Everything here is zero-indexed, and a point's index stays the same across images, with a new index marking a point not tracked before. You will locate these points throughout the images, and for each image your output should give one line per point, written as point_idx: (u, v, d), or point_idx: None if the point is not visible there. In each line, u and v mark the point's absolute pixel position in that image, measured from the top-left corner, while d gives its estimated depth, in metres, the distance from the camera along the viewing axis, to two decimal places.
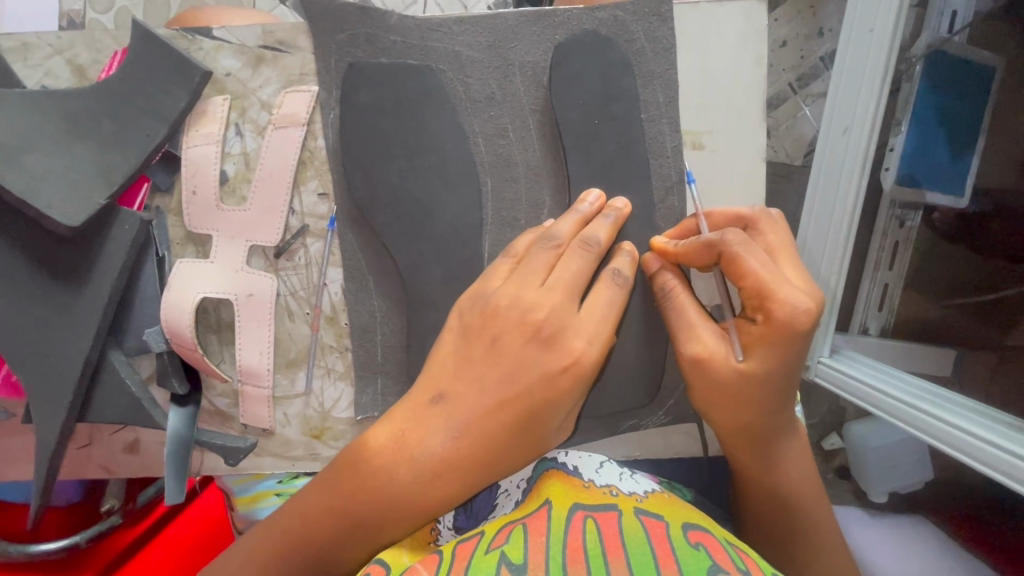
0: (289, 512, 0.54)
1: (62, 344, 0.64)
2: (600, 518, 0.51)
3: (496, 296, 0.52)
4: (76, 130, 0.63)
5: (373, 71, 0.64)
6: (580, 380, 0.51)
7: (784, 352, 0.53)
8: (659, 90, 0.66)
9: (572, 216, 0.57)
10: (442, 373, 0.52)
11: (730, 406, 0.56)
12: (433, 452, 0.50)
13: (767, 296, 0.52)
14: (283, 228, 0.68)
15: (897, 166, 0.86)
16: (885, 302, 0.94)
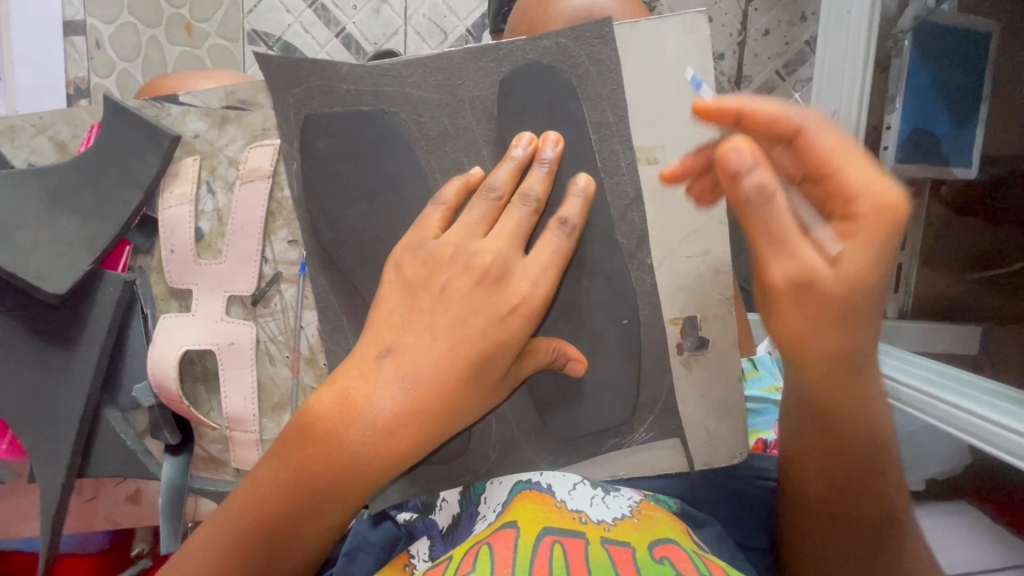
0: (252, 494, 0.55)
1: (58, 406, 0.68)
2: (568, 544, 0.54)
3: (440, 246, 0.58)
4: (60, 202, 0.67)
5: (330, 121, 0.67)
6: (529, 318, 0.56)
7: (890, 238, 0.43)
8: (608, 110, 0.67)
9: (508, 164, 0.60)
10: (390, 328, 0.55)
11: (833, 325, 0.45)
12: (383, 407, 0.52)
13: (844, 198, 0.44)
14: (257, 277, 0.71)
15: (895, 142, 0.97)
16: (901, 283, 1.03)
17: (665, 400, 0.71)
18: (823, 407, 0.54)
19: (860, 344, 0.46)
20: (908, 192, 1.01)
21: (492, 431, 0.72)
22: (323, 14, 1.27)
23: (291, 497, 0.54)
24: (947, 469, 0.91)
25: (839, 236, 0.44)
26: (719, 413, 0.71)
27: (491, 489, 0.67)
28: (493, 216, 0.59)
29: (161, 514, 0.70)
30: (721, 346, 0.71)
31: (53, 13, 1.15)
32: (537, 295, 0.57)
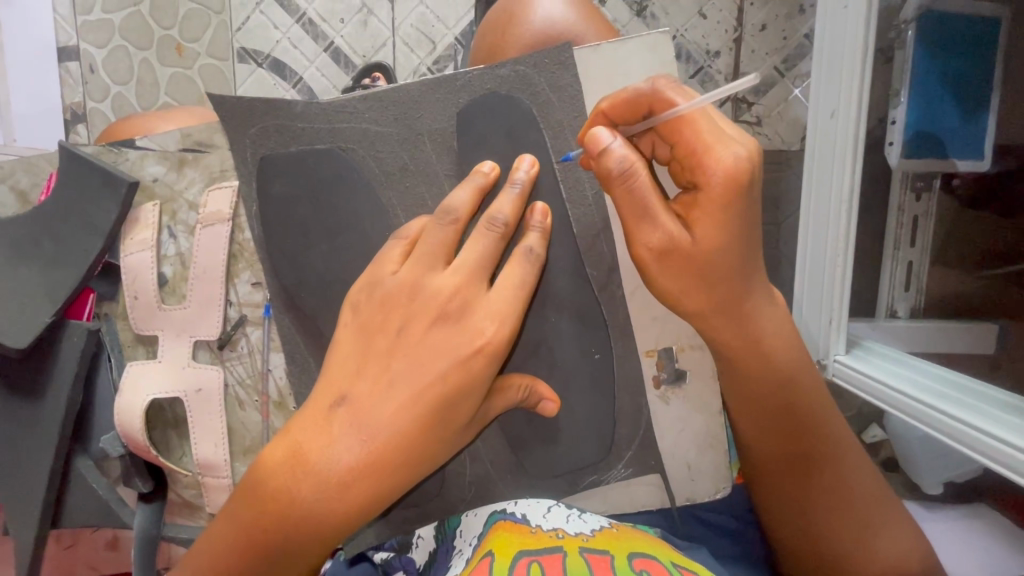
0: (203, 555, 0.51)
1: (30, 457, 0.68)
2: (545, 561, 0.51)
3: (396, 284, 0.52)
4: (21, 254, 0.67)
5: (285, 162, 0.65)
6: (493, 359, 0.50)
7: (734, 208, 0.51)
8: (572, 137, 0.64)
9: (468, 185, 0.56)
10: (344, 375, 0.50)
11: (701, 285, 0.54)
12: (338, 462, 0.47)
13: (701, 158, 0.51)
14: (222, 321, 0.69)
15: (902, 138, 0.84)
16: (912, 281, 0.91)
17: (643, 435, 0.68)
18: (753, 402, 0.63)
19: (746, 329, 0.58)
20: (916, 184, 0.88)
21: (465, 471, 0.69)
22: (308, 26, 1.18)
23: (246, 560, 0.49)
24: (965, 474, 0.84)
25: (697, 218, 0.52)
26: (700, 446, 0.69)
27: (468, 521, 0.64)
28: (450, 244, 0.53)
29: (133, 563, 0.70)
30: (699, 377, 0.68)
31: (44, 37, 1.05)
32: (502, 332, 0.50)
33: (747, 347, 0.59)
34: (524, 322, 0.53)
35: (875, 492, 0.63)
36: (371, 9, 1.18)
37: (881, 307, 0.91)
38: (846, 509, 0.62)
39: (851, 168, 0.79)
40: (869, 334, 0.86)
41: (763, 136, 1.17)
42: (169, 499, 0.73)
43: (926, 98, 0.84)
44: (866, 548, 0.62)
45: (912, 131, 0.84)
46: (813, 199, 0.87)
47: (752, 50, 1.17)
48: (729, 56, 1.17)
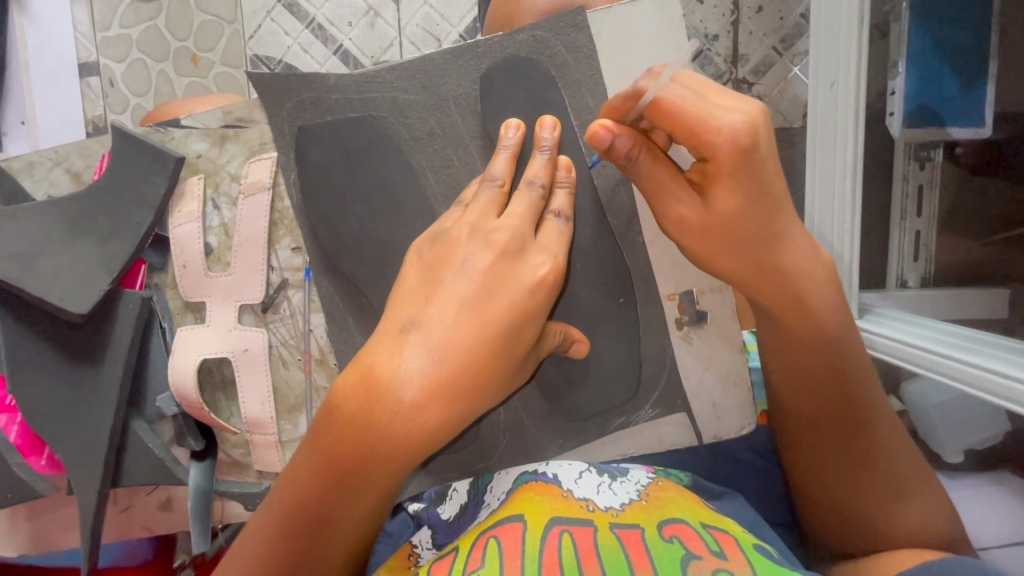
0: (285, 486, 0.53)
1: (90, 419, 0.72)
2: (576, 533, 0.55)
3: (456, 229, 0.56)
4: (76, 229, 0.71)
5: (322, 131, 0.70)
6: (551, 291, 0.54)
7: (744, 169, 0.55)
8: (588, 95, 0.68)
9: (503, 154, 0.62)
10: (410, 304, 0.51)
11: (728, 247, 0.59)
12: (411, 382, 0.48)
13: (703, 133, 0.54)
14: (265, 285, 0.74)
15: (902, 108, 0.91)
16: (920, 250, 0.98)
17: (668, 375, 0.71)
18: (790, 355, 0.66)
19: (784, 285, 0.60)
20: (919, 153, 0.95)
21: (501, 418, 0.73)
22: (320, 33, 1.24)
23: (322, 489, 0.51)
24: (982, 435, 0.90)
25: (714, 185, 0.57)
26: (724, 384, 0.72)
27: (499, 478, 0.66)
28: (500, 201, 0.59)
29: (191, 518, 0.74)
30: (720, 317, 0.71)
31: (67, 55, 1.11)
32: (556, 266, 0.54)
33: (781, 294, 0.61)
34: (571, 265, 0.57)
35: (903, 441, 0.66)
36: (378, 12, 1.23)
37: (891, 277, 0.97)
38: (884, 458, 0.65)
39: (852, 131, 0.84)
40: (881, 303, 0.90)
41: (763, 113, 1.21)
42: (219, 458, 0.77)
43: (925, 68, 0.90)
44: (900, 496, 0.64)
45: (912, 101, 0.90)
46: (820, 162, 0.92)
47: (750, 32, 1.21)
48: (728, 40, 1.21)
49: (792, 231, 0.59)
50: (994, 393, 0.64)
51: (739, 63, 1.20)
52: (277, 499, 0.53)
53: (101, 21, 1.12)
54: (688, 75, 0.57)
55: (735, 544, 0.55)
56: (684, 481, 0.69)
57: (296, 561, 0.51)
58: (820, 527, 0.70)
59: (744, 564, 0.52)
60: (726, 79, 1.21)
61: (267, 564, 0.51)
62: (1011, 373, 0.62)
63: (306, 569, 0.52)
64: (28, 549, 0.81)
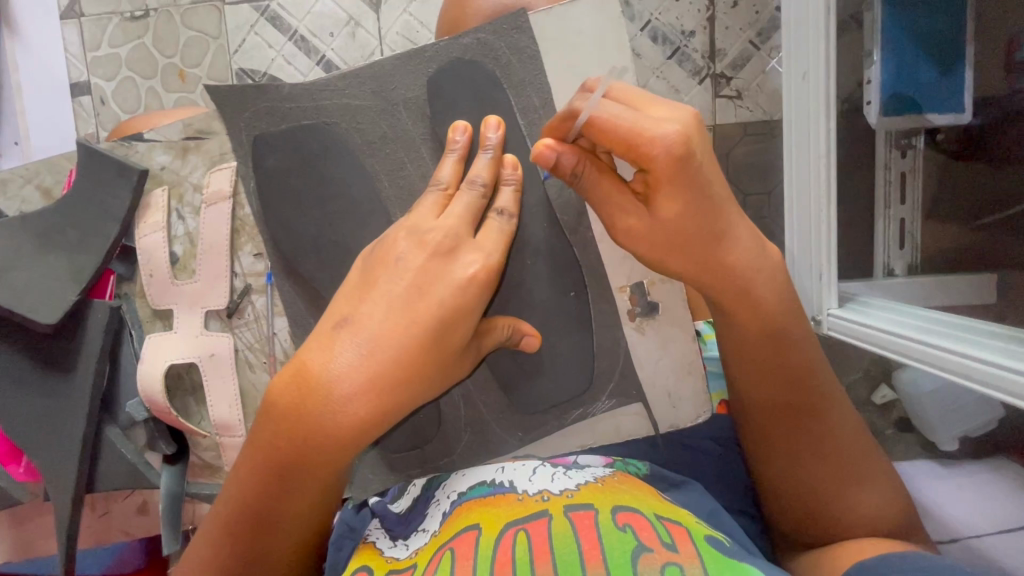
0: (235, 479, 0.56)
1: (63, 426, 0.74)
2: (532, 529, 0.53)
3: (395, 229, 0.58)
4: (46, 243, 0.74)
5: (276, 138, 0.72)
6: (483, 287, 0.57)
7: (684, 177, 0.55)
8: (533, 94, 0.70)
9: (451, 159, 0.63)
10: (347, 302, 0.55)
11: (677, 251, 0.59)
12: (342, 375, 0.51)
13: (639, 145, 0.54)
14: (229, 291, 0.76)
15: (879, 97, 0.89)
16: (906, 239, 0.99)
17: (622, 366, 0.73)
18: (738, 347, 0.65)
19: (724, 279, 0.60)
20: (900, 141, 0.96)
21: (461, 413, 0.74)
22: (301, 44, 1.15)
23: (265, 483, 0.54)
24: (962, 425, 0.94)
25: (657, 195, 0.57)
26: (678, 373, 0.74)
27: (453, 478, 0.67)
28: (442, 203, 0.60)
29: (163, 520, 0.76)
30: (669, 307, 0.73)
31: (58, 74, 1.12)
32: (488, 264, 0.57)
33: (722, 284, 0.60)
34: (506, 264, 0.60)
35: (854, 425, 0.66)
36: (359, 20, 1.14)
37: (878, 267, 0.98)
38: (830, 446, 0.64)
39: (826, 124, 0.83)
40: (865, 292, 0.90)
41: (744, 109, 1.17)
42: (191, 462, 0.79)
43: (898, 56, 0.88)
44: (849, 484, 0.64)
45: (887, 89, 0.89)
46: (795, 154, 0.91)
47: (726, 28, 1.16)
48: (705, 36, 1.16)
49: (731, 228, 0.59)
50: (965, 376, 0.62)
51: (716, 59, 1.15)
52: (227, 494, 0.57)
53: (91, 41, 1.13)
54: (623, 90, 0.57)
55: (687, 535, 0.52)
56: (642, 470, 0.69)
57: (247, 550, 0.55)
58: (774, 518, 0.71)
59: (694, 557, 0.49)
60: (703, 76, 1.16)
61: (220, 554, 0.56)
62: (986, 357, 0.60)
63: (257, 557, 0.56)
64: (12, 557, 0.83)
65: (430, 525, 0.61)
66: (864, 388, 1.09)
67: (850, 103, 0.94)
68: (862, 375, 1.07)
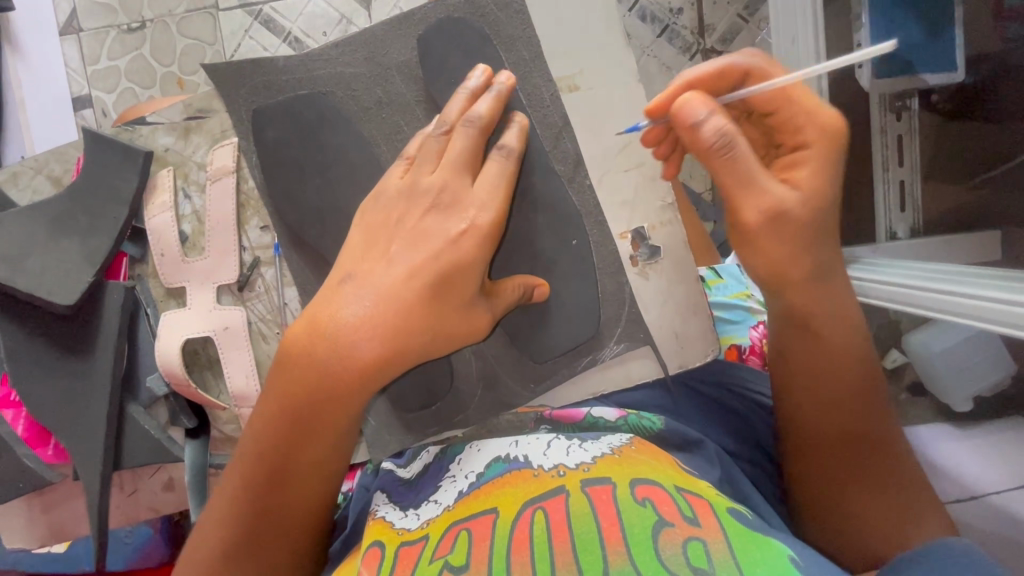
0: (249, 434, 0.59)
1: (88, 405, 0.76)
2: (549, 506, 0.53)
3: (396, 185, 0.60)
4: (60, 229, 0.76)
5: (274, 111, 0.73)
6: (479, 239, 0.57)
7: (834, 158, 0.58)
8: (522, 49, 0.72)
9: (462, 95, 0.62)
10: (352, 260, 0.58)
11: (801, 236, 0.55)
12: (347, 322, 0.55)
13: (799, 126, 0.58)
14: (239, 265, 0.78)
15: (868, 60, 0.83)
16: (907, 200, 0.93)
17: (628, 312, 0.74)
18: (814, 352, 0.62)
19: (825, 279, 0.58)
20: (894, 104, 0.90)
21: (473, 369, 0.76)
22: (296, 45, 1.14)
23: (278, 436, 0.57)
24: (996, 386, 0.91)
25: (804, 169, 0.57)
26: (684, 313, 0.76)
27: (468, 452, 0.65)
28: (443, 150, 0.61)
29: (189, 490, 0.78)
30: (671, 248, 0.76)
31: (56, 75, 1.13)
32: (484, 215, 0.58)
33: (819, 283, 0.59)
34: (508, 212, 0.60)
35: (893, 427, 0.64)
36: (350, 18, 1.13)
37: (880, 231, 0.94)
38: (871, 447, 0.62)
39: None
40: (870, 254, 0.87)
41: None
42: (211, 436, 0.81)
43: (888, 17, 0.81)
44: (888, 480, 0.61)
45: (877, 54, 0.82)
46: None
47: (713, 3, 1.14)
48: (692, 12, 1.15)
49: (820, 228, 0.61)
50: (982, 318, 0.59)
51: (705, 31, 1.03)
52: (242, 450, 0.59)
53: (91, 56, 1.13)
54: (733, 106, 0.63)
55: (710, 509, 0.51)
56: (655, 427, 0.68)
57: (261, 503, 0.57)
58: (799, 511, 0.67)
59: (718, 531, 0.49)
60: (694, 52, 1.15)
61: (235, 510, 0.58)
62: (984, 295, 0.59)
63: (269, 515, 0.58)
64: (44, 541, 0.85)
65: (443, 499, 0.60)
66: (873, 354, 1.02)
67: (840, 68, 0.89)
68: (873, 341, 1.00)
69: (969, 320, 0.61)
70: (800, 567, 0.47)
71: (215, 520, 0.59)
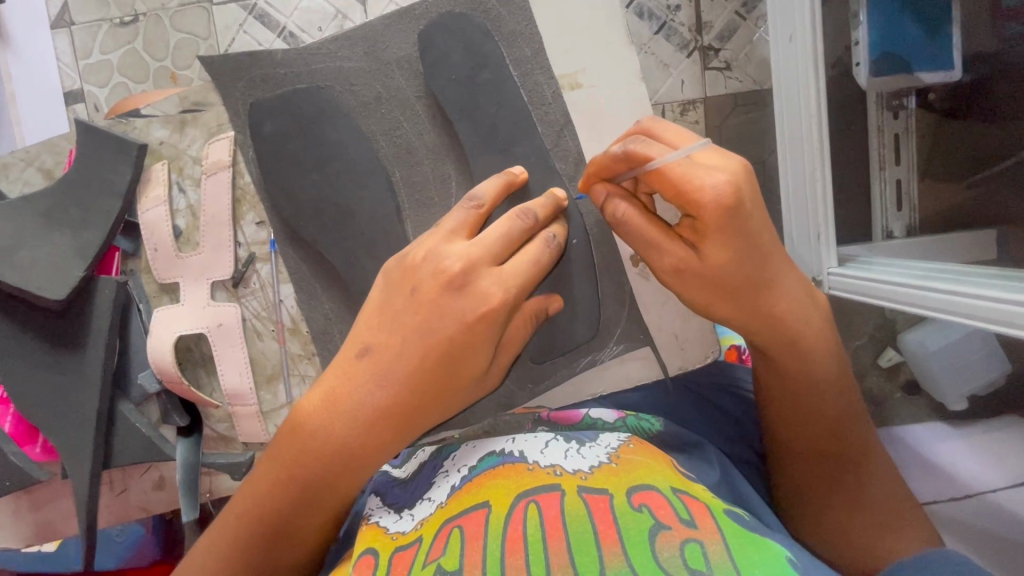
0: (256, 492, 0.60)
1: (78, 402, 0.75)
2: (543, 501, 0.51)
3: (415, 251, 0.59)
4: (51, 222, 0.74)
5: (271, 104, 0.72)
6: (495, 324, 0.57)
7: (733, 227, 0.53)
8: (524, 45, 0.71)
9: (498, 178, 0.63)
10: (368, 330, 0.59)
11: (724, 296, 0.56)
12: (367, 401, 0.57)
13: (687, 193, 0.53)
14: (234, 260, 0.76)
15: (867, 57, 0.81)
16: (903, 199, 0.91)
17: (629, 312, 0.75)
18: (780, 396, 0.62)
19: (779, 329, 0.57)
20: (892, 103, 0.90)
21: None
22: (291, 42, 1.01)
23: (287, 497, 0.58)
24: (989, 384, 0.90)
25: (704, 240, 0.54)
26: (684, 316, 0.77)
27: (464, 449, 0.65)
28: (473, 224, 0.60)
29: (180, 490, 0.77)
30: None
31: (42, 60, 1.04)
32: (506, 298, 0.57)
33: (772, 331, 0.57)
34: (525, 296, 0.59)
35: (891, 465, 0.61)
36: (346, 15, 1.01)
37: (876, 231, 0.91)
38: (859, 480, 0.60)
39: (814, 83, 0.78)
40: (866, 253, 0.84)
41: (734, 79, 1.01)
42: (204, 434, 0.80)
43: (886, 15, 0.80)
44: (880, 517, 0.58)
45: (876, 50, 0.81)
46: (786, 114, 0.86)
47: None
48: (691, 8, 0.99)
49: (782, 274, 0.56)
50: (963, 315, 0.60)
51: (704, 29, 0.98)
52: (245, 507, 0.60)
53: (83, 49, 1.03)
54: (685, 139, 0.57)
55: (706, 511, 0.51)
56: (655, 428, 0.66)
57: (259, 563, 0.58)
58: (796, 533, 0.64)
59: (715, 532, 0.48)
60: (691, 49, 1.00)
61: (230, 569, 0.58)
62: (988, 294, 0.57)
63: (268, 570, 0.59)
64: (32, 540, 0.83)
65: (436, 495, 0.59)
66: (869, 352, 1.01)
67: (840, 67, 0.86)
68: (868, 340, 1.00)
69: (970, 319, 0.59)
70: (801, 569, 0.46)
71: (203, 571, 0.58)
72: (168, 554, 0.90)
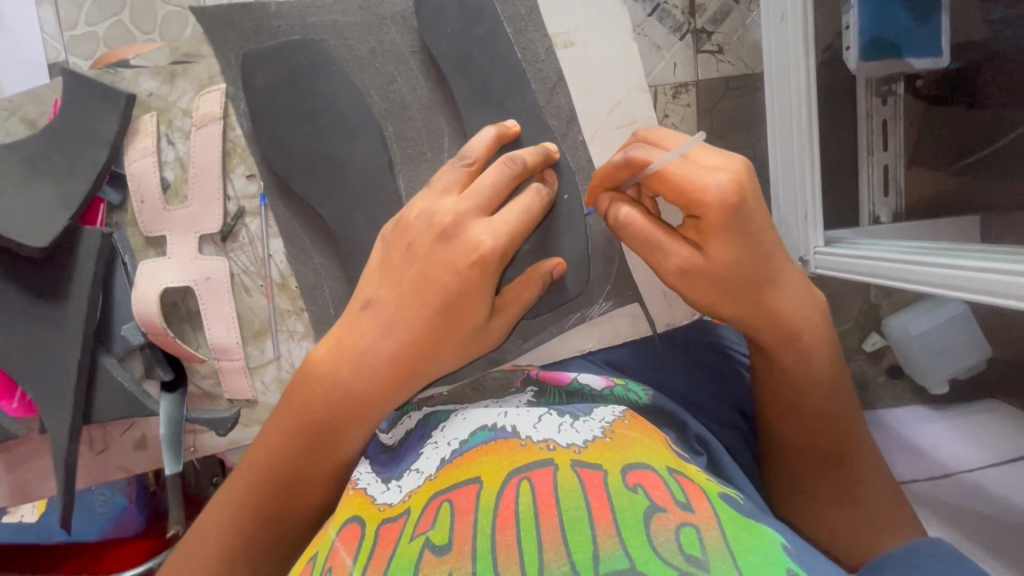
0: (263, 447, 0.61)
1: (58, 354, 0.73)
2: (535, 478, 0.49)
3: (412, 208, 0.61)
4: (34, 170, 0.73)
5: (265, 55, 0.72)
6: (486, 269, 0.58)
7: (736, 225, 0.54)
8: (518, 3, 0.73)
9: (487, 136, 0.64)
10: (370, 284, 0.61)
11: (725, 294, 0.57)
12: (368, 348, 0.59)
13: (691, 194, 0.54)
14: (223, 214, 0.76)
15: (858, 42, 0.81)
16: (890, 185, 0.92)
17: (618, 269, 0.78)
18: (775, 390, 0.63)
19: (775, 325, 0.59)
20: (881, 88, 0.90)
21: None
22: None
23: (290, 449, 0.59)
24: (971, 366, 0.93)
25: (707, 240, 0.56)
26: None
27: (452, 419, 0.60)
28: (466, 182, 0.61)
29: (163, 446, 0.75)
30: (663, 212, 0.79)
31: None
32: (497, 243, 0.57)
33: (770, 328, 0.59)
34: (519, 244, 0.60)
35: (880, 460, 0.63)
36: None
37: (863, 215, 0.92)
38: (850, 475, 0.61)
39: (804, 56, 0.79)
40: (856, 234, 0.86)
41: (725, 63, 1.02)
42: (189, 390, 0.79)
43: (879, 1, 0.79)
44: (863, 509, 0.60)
45: (867, 34, 0.80)
46: (774, 87, 0.88)
47: None
48: None
49: (783, 272, 0.58)
50: (946, 287, 0.61)
51: (697, 11, 1.00)
52: (253, 458, 0.61)
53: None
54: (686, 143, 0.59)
55: (702, 493, 0.49)
56: (643, 400, 0.65)
57: (266, 515, 0.58)
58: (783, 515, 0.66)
59: (711, 517, 0.46)
60: (685, 31, 1.00)
61: (238, 521, 0.58)
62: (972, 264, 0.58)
63: (279, 521, 0.59)
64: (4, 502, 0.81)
65: (425, 467, 0.55)
66: (855, 336, 1.00)
67: (830, 52, 0.89)
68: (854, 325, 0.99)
69: (953, 290, 0.60)
70: (796, 558, 0.45)
71: (207, 532, 0.59)
72: (153, 526, 0.88)
